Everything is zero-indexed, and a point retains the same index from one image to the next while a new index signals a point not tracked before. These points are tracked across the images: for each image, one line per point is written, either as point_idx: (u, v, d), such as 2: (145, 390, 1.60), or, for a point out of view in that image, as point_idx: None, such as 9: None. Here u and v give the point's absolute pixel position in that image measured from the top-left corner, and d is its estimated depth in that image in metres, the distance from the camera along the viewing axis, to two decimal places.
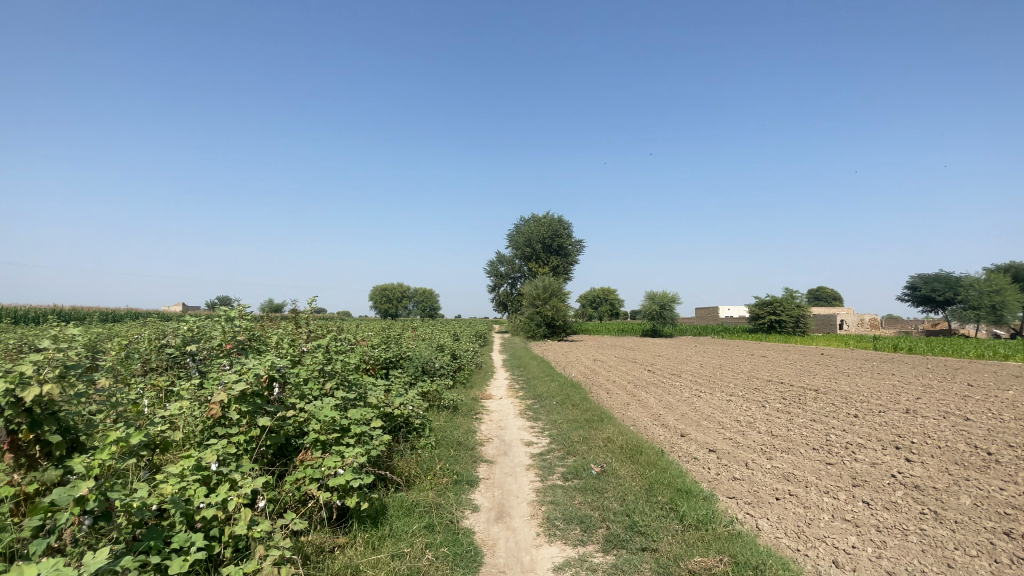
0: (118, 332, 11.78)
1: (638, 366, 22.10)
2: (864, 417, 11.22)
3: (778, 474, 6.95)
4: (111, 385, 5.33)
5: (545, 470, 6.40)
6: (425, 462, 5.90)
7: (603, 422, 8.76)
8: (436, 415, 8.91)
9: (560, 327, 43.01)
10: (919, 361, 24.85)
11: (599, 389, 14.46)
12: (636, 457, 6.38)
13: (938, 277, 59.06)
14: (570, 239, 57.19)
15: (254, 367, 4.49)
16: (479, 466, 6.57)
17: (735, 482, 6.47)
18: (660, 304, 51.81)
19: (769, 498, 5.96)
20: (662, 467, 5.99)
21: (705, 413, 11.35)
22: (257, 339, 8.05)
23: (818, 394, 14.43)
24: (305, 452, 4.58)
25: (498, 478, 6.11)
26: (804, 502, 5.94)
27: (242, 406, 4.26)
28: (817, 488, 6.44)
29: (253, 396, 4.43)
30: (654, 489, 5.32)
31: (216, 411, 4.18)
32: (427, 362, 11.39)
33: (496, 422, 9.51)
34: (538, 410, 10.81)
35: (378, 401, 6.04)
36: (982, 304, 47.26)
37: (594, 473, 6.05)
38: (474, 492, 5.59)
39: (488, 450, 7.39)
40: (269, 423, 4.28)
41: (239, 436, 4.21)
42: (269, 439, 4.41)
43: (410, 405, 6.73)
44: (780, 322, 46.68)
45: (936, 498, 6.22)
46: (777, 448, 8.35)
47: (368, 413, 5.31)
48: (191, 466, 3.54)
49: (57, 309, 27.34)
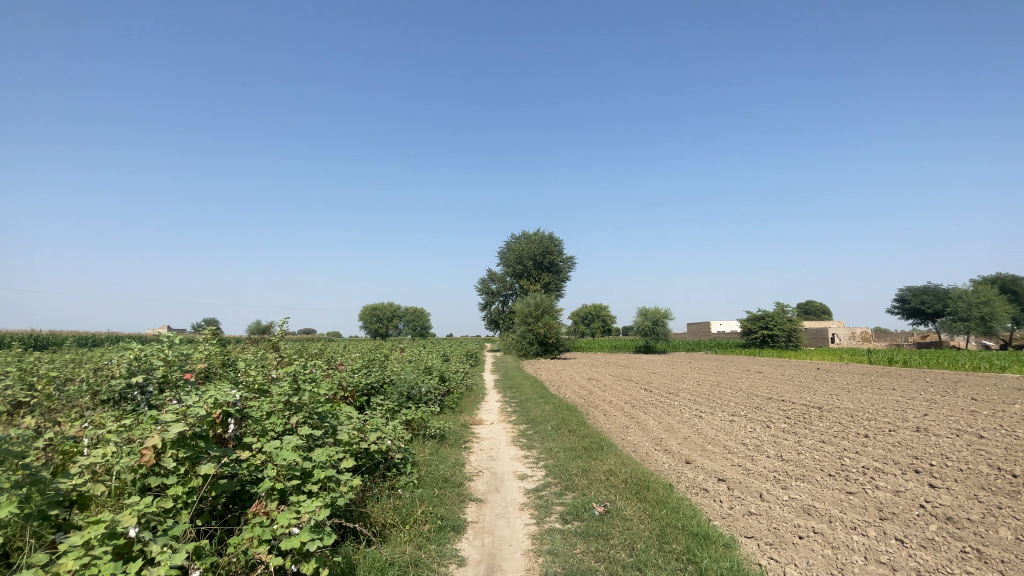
0: (78, 359, 10.88)
1: (634, 384, 21.43)
2: (875, 437, 10.63)
3: (797, 507, 6.31)
4: (35, 425, 4.58)
5: (541, 510, 5.70)
6: (404, 506, 5.19)
7: (603, 451, 8.07)
8: (420, 446, 8.21)
9: (553, 344, 42.44)
10: (917, 374, 24.49)
11: (596, 411, 13.78)
12: (642, 494, 5.71)
13: (927, 289, 59.42)
14: (561, 256, 56.82)
15: (197, 405, 3.86)
16: (468, 507, 5.86)
17: (752, 519, 5.82)
18: (653, 320, 51.47)
19: (792, 538, 5.33)
20: (673, 506, 5.31)
21: (709, 436, 10.68)
22: (222, 368, 7.30)
23: (823, 413, 13.84)
24: (259, 503, 3.89)
25: (489, 522, 5.40)
26: (831, 541, 5.30)
27: (181, 452, 3.63)
28: (843, 524, 5.79)
29: (195, 438, 3.82)
30: (667, 536, 4.65)
31: (149, 458, 3.51)
32: (413, 387, 10.65)
33: (486, 452, 8.81)
34: (532, 437, 10.10)
35: (351, 438, 5.33)
36: (972, 316, 47.35)
37: (597, 513, 5.37)
38: (460, 541, 4.89)
39: (478, 486, 6.68)
40: (212, 470, 3.61)
41: (176, 488, 3.53)
42: (215, 491, 3.73)
43: (389, 438, 6.04)
44: (773, 337, 46.43)
45: (973, 532, 5.60)
46: (791, 476, 7.71)
47: (336, 453, 4.61)
48: (102, 534, 2.82)
49: (35, 335, 26.51)
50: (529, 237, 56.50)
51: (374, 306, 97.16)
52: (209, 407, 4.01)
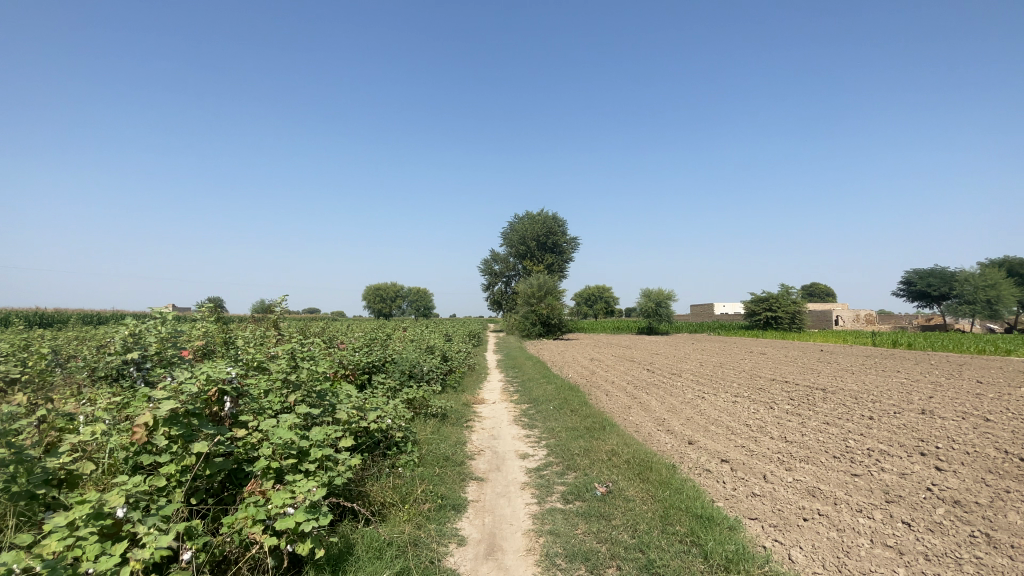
0: (77, 336, 10.81)
1: (636, 365, 21.37)
2: (880, 419, 10.54)
3: (801, 488, 6.24)
4: (27, 402, 4.48)
5: (542, 489, 5.64)
6: (404, 485, 5.13)
7: (606, 431, 8.01)
8: (421, 424, 8.16)
9: (555, 325, 42.32)
10: (921, 357, 24.28)
11: (598, 392, 13.73)
12: (645, 475, 5.63)
13: (933, 272, 58.87)
14: (564, 236, 56.29)
15: (188, 383, 3.75)
16: (469, 486, 5.81)
17: (756, 501, 5.76)
18: (655, 301, 51.37)
19: (797, 520, 5.26)
20: (676, 487, 5.24)
21: (712, 416, 10.63)
22: (220, 347, 7.21)
23: (827, 394, 13.74)
24: (254, 482, 3.82)
25: (489, 501, 5.34)
26: (836, 524, 5.23)
27: (172, 430, 3.54)
28: (848, 506, 5.73)
29: (187, 416, 3.72)
30: (670, 517, 4.57)
31: (140, 436, 3.43)
32: (414, 366, 10.57)
33: (487, 431, 8.76)
34: (533, 416, 10.06)
35: (350, 416, 5.25)
36: (977, 299, 46.99)
37: (599, 493, 5.29)
38: (461, 520, 4.83)
39: (479, 465, 6.63)
40: (204, 449, 3.53)
41: (169, 467, 3.46)
42: (209, 469, 3.66)
43: (389, 417, 5.97)
44: (776, 319, 46.30)
45: (982, 516, 5.51)
46: (795, 458, 7.63)
47: (334, 432, 4.52)
48: (87, 515, 2.76)
49: (39, 313, 26.63)
50: (532, 218, 55.99)
51: (376, 287, 97.15)
52: (202, 384, 3.92)
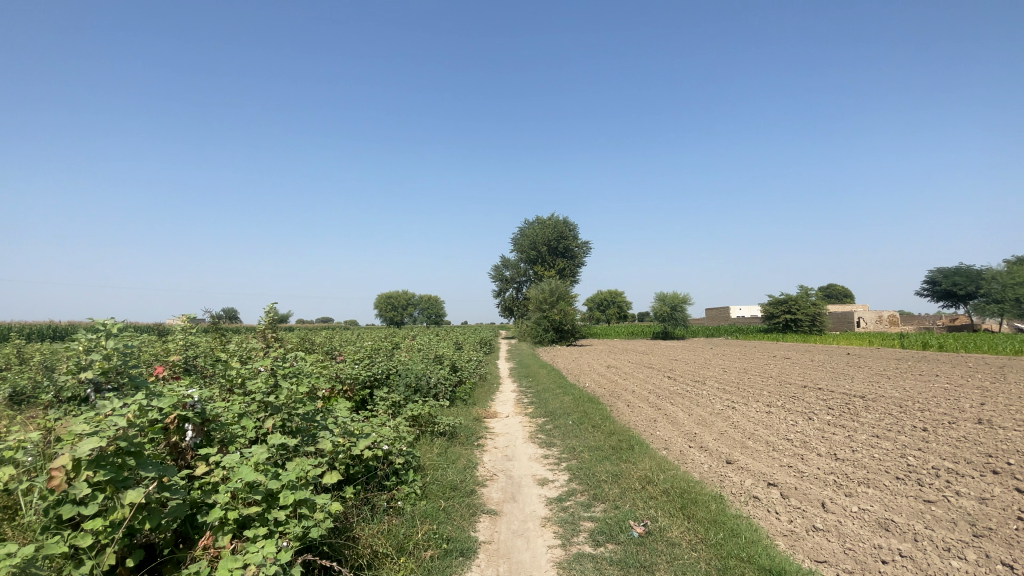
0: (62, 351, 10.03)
1: (656, 372, 20.31)
2: (935, 431, 9.47)
3: (871, 521, 5.30)
4: None
5: (566, 527, 4.78)
6: (401, 528, 4.33)
7: (635, 451, 7.11)
8: (427, 445, 7.36)
9: (568, 331, 41.37)
10: (956, 359, 22.92)
11: (619, 403, 12.77)
12: (688, 510, 4.77)
13: (958, 270, 56.58)
14: (576, 241, 55.46)
15: (118, 410, 2.94)
16: (480, 522, 4.98)
17: (820, 538, 4.89)
18: (671, 304, 50.07)
19: (877, 564, 4.39)
20: (730, 528, 4.35)
21: (748, 429, 9.67)
22: (205, 364, 6.44)
23: (868, 402, 12.68)
24: (208, 536, 3.06)
25: (505, 543, 4.49)
26: (924, 567, 4.33)
27: (97, 475, 2.75)
28: (933, 545, 4.77)
29: (121, 455, 2.92)
30: (730, 572, 3.70)
31: (58, 483, 2.66)
32: (421, 378, 9.76)
33: (501, 450, 7.94)
34: (551, 433, 9.18)
35: (335, 445, 4.46)
36: (1006, 298, 44.96)
37: (636, 534, 4.42)
38: (470, 570, 4.00)
39: (492, 494, 5.80)
40: (138, 498, 2.75)
41: (96, 522, 2.70)
42: (150, 521, 2.91)
43: (385, 441, 5.16)
44: (796, 322, 44.74)
45: None
46: (853, 479, 6.68)
47: (312, 467, 3.71)
48: None
49: (54, 325, 26.98)
50: (543, 222, 55.09)
51: (386, 296, 96.61)
52: (141, 414, 3.11)
